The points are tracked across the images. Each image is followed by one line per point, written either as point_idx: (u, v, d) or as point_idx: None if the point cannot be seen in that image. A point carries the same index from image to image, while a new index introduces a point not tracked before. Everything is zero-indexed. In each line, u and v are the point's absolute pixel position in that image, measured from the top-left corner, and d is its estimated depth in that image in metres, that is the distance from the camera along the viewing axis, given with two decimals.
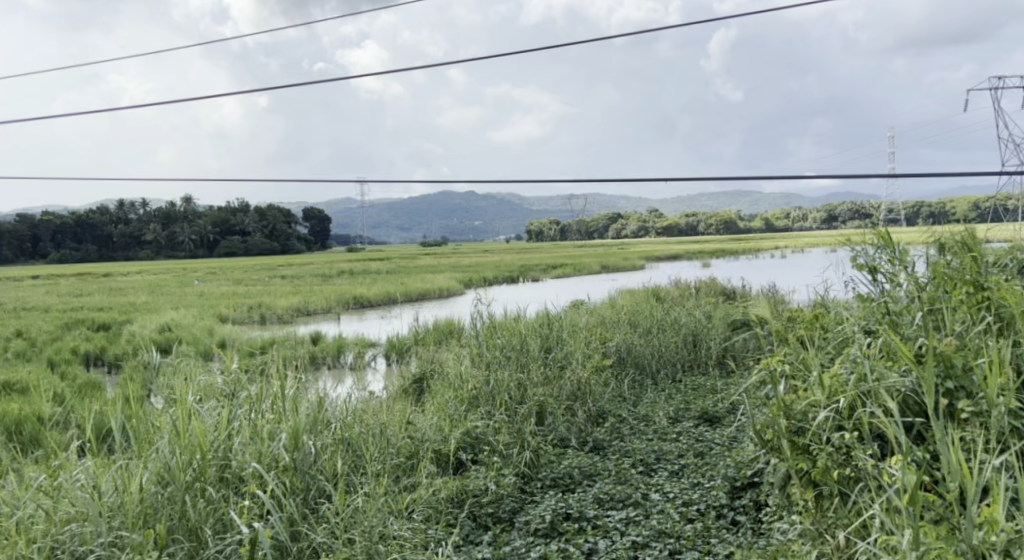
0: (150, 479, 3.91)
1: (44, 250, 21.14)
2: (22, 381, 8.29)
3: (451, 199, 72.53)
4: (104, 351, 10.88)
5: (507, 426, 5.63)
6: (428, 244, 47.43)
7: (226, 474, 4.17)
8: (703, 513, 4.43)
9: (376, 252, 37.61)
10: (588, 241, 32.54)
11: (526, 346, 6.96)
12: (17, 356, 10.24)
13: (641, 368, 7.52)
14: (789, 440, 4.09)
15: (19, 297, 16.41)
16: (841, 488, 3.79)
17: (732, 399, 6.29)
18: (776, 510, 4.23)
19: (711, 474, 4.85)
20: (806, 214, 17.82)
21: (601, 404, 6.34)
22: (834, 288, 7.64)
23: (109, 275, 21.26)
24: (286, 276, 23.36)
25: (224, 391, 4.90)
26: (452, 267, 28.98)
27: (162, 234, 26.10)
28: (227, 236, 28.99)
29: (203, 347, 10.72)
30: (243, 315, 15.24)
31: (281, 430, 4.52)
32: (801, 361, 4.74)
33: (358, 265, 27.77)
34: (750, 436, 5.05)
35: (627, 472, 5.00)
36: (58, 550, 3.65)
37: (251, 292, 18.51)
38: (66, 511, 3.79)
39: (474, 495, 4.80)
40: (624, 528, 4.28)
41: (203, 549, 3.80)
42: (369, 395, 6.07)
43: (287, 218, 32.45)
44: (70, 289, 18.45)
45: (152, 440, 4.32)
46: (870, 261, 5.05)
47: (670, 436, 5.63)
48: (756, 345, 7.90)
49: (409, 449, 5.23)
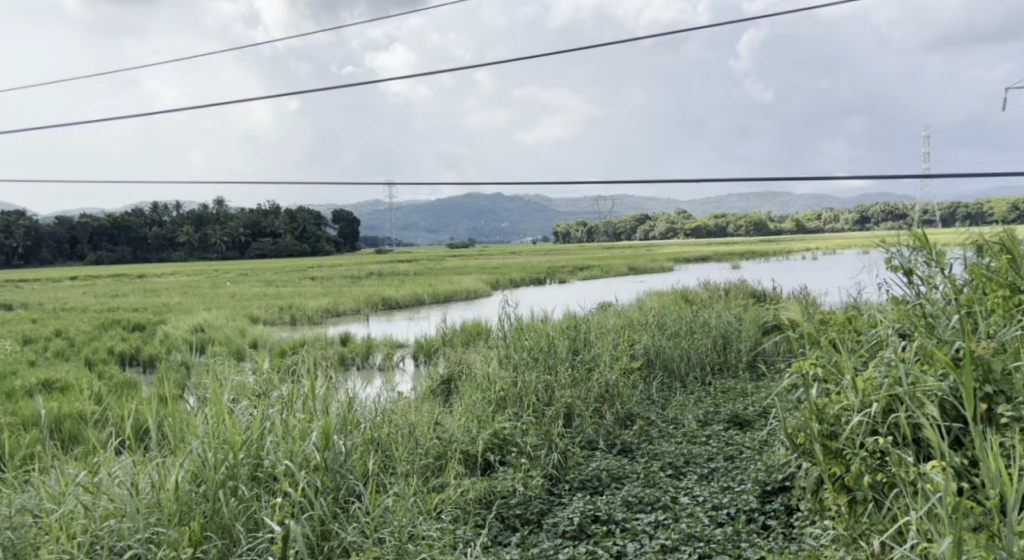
0: (185, 478, 3.98)
1: (81, 252, 22.73)
2: (61, 380, 8.51)
3: (479, 200, 72.62)
4: (139, 350, 11.11)
5: (535, 428, 5.63)
6: (455, 244, 47.89)
7: (258, 473, 4.22)
8: (733, 517, 4.40)
9: (404, 253, 37.95)
10: (615, 243, 32.52)
11: (554, 348, 6.96)
12: (56, 355, 10.52)
13: (670, 370, 7.46)
14: (822, 444, 4.04)
15: (59, 296, 16.95)
16: (875, 494, 3.74)
17: (763, 403, 6.23)
18: (809, 515, 4.17)
19: (741, 478, 4.82)
20: (838, 215, 17.59)
21: (629, 406, 6.32)
22: (868, 292, 7.56)
23: (144, 275, 21.80)
24: (316, 278, 23.65)
25: (257, 391, 4.99)
26: (478, 268, 29.17)
27: (194, 236, 26.27)
28: (258, 238, 28.44)
29: (235, 347, 10.91)
30: (274, 316, 15.48)
31: (312, 429, 4.58)
32: (834, 364, 4.66)
33: (386, 266, 28.09)
34: (782, 440, 5.01)
35: (656, 476, 4.98)
36: (96, 547, 3.73)
37: (282, 293, 18.87)
38: (105, 508, 3.87)
39: (503, 496, 4.82)
40: (653, 531, 4.26)
41: (236, 547, 3.85)
42: (398, 396, 6.12)
43: (317, 219, 32.61)
44: (108, 289, 18.97)
45: (187, 439, 4.40)
46: (905, 262, 4.95)
47: (699, 440, 5.59)
48: (787, 348, 7.83)
49: (437, 449, 5.26)
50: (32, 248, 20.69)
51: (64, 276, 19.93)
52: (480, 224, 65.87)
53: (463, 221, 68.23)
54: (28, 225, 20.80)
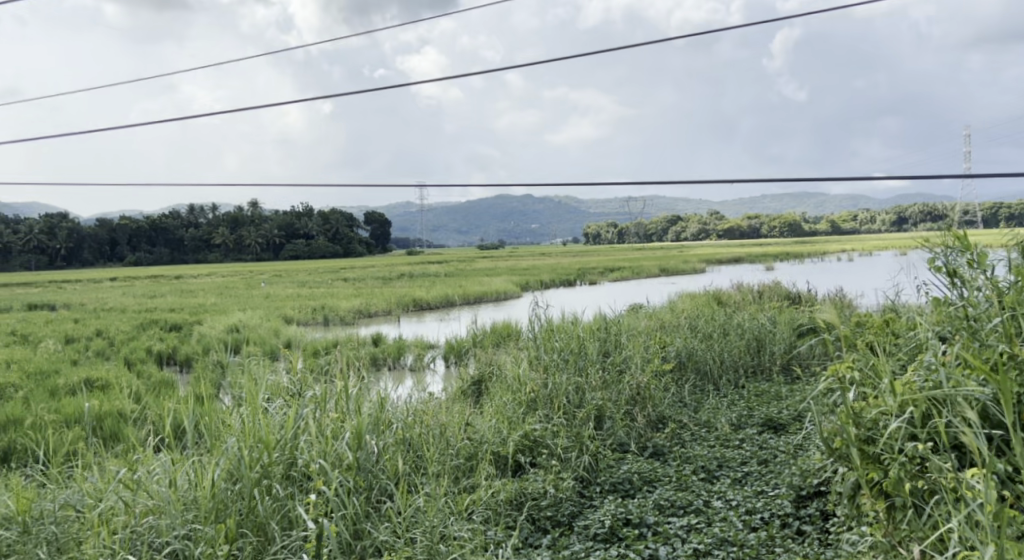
0: (221, 476, 4.05)
1: (121, 253, 23.58)
2: (102, 378, 8.73)
3: (509, 200, 72.41)
4: (176, 350, 11.31)
5: (566, 430, 5.61)
6: (485, 246, 47.91)
7: (292, 472, 4.27)
8: (767, 522, 4.34)
9: (435, 255, 38.16)
10: (647, 244, 32.26)
11: (584, 350, 6.92)
12: (97, 355, 10.76)
13: (702, 373, 7.38)
14: (858, 449, 3.98)
15: (99, 296, 17.42)
16: (915, 500, 3.67)
17: (798, 407, 6.13)
18: (845, 520, 4.10)
19: (776, 483, 4.75)
20: (874, 215, 17.21)
21: (661, 409, 6.26)
22: (907, 293, 7.41)
23: (181, 276, 22.26)
24: (348, 279, 23.88)
25: (292, 390, 5.05)
26: (509, 269, 29.22)
27: (230, 236, 26.19)
28: (292, 240, 28.37)
29: (270, 347, 11.07)
30: (307, 316, 15.70)
31: (345, 429, 4.62)
32: (872, 367, 4.58)
33: (417, 267, 28.20)
34: (817, 444, 4.91)
35: (689, 479, 4.93)
36: (136, 543, 3.80)
37: (315, 294, 19.14)
38: (145, 504, 3.97)
39: (533, 498, 4.82)
40: (686, 535, 4.22)
41: (270, 545, 3.90)
42: (428, 396, 6.13)
43: (349, 221, 32.63)
44: (146, 290, 19.44)
45: (223, 438, 4.46)
46: (949, 264, 4.83)
47: (733, 443, 5.54)
48: (823, 351, 7.70)
49: (469, 450, 5.28)
50: (74, 249, 22.02)
51: (104, 276, 20.50)
52: (510, 226, 65.83)
53: (494, 221, 68.25)
54: (72, 228, 21.95)
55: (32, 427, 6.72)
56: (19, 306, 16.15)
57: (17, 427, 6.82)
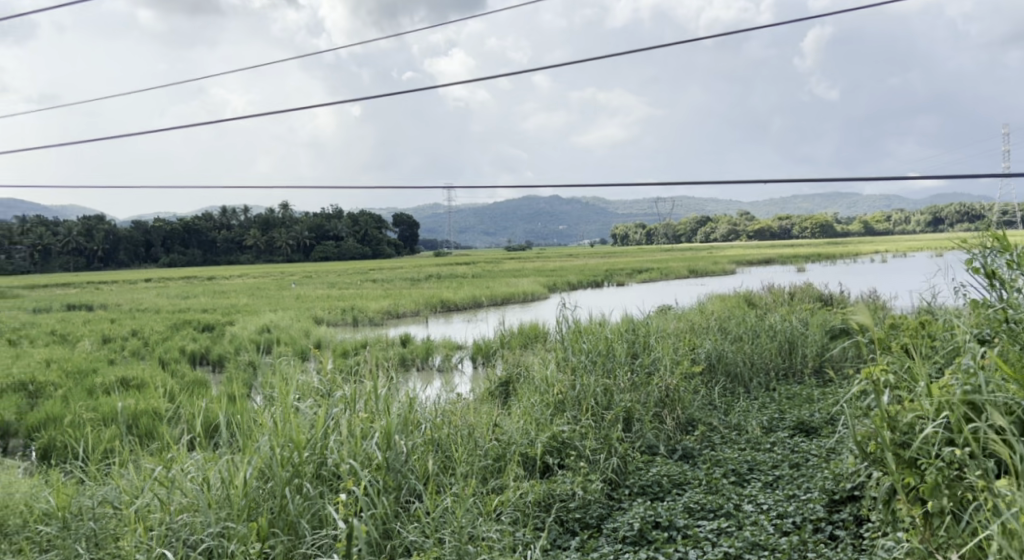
0: (253, 474, 4.11)
1: (155, 254, 24.81)
2: (138, 377, 8.91)
3: (537, 201, 71.88)
4: (209, 350, 11.47)
5: (594, 432, 5.60)
6: (512, 247, 47.79)
7: (322, 471, 4.30)
8: (799, 526, 4.29)
9: (463, 256, 38.33)
10: (676, 246, 31.95)
11: (613, 352, 6.87)
12: (132, 354, 10.98)
13: (732, 376, 7.29)
14: (893, 453, 3.90)
15: (135, 297, 17.82)
16: (953, 506, 3.59)
17: (831, 410, 6.03)
18: (880, 526, 4.02)
19: (808, 487, 4.69)
20: (909, 215, 16.87)
21: (690, 411, 6.21)
22: (943, 296, 7.25)
23: (213, 277, 22.61)
24: (377, 280, 24.04)
25: (321, 390, 5.09)
26: (536, 271, 29.24)
27: (261, 238, 26.75)
28: (323, 241, 27.63)
29: (300, 348, 11.20)
30: (337, 317, 15.86)
31: (374, 429, 4.65)
32: (908, 371, 4.49)
33: (445, 269, 28.27)
34: (850, 448, 4.83)
35: (719, 482, 4.88)
36: (171, 538, 3.88)
37: (344, 294, 19.31)
38: (180, 502, 4.04)
39: (562, 499, 4.81)
40: (716, 539, 4.18)
41: (300, 543, 3.94)
42: (456, 396, 6.15)
43: (378, 222, 31.08)
44: (180, 290, 19.78)
45: (255, 437, 4.52)
46: (987, 265, 4.72)
47: (764, 446, 5.47)
48: (856, 353, 7.57)
49: (497, 451, 5.29)
50: (110, 251, 23.90)
51: (140, 278, 20.96)
52: (537, 227, 65.68)
53: (521, 222, 68.09)
54: (108, 230, 24.39)
55: (71, 425, 6.86)
56: (57, 306, 16.55)
57: (57, 425, 6.99)
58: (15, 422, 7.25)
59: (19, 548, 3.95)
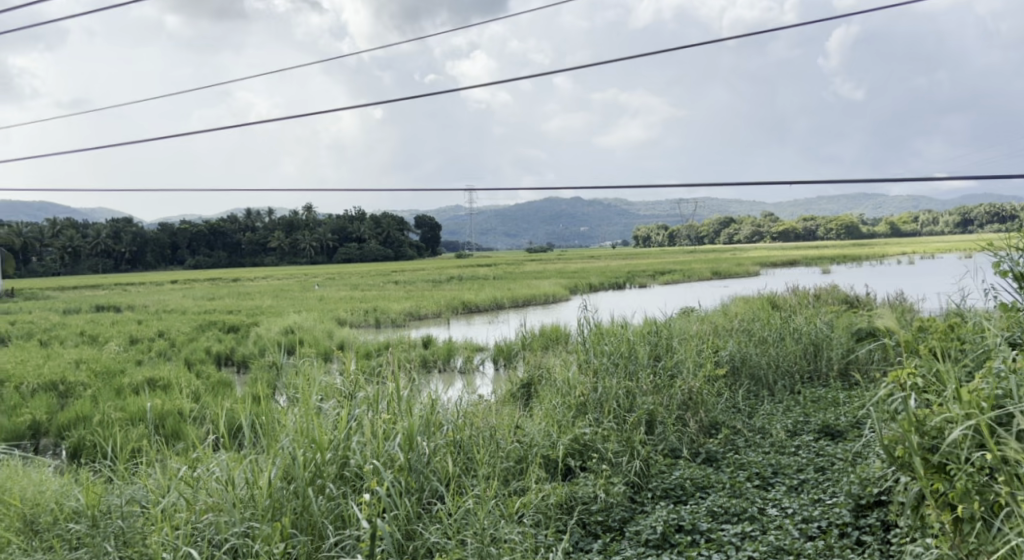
0: (278, 475, 4.15)
1: (181, 256, 25.03)
2: (164, 378, 9.02)
3: (558, 203, 71.64)
4: (234, 351, 11.60)
5: (616, 434, 5.57)
6: (533, 249, 47.68)
7: (345, 472, 4.33)
8: (824, 531, 4.24)
9: (484, 258, 38.39)
10: (699, 247, 31.70)
11: (635, 354, 6.84)
12: (159, 355, 11.16)
13: (756, 378, 7.23)
14: (922, 458, 3.84)
15: (161, 298, 18.11)
16: (984, 512, 3.53)
17: (857, 413, 5.95)
18: (908, 532, 3.95)
19: (834, 491, 4.63)
20: (938, 216, 16.58)
21: (713, 414, 6.16)
22: (973, 298, 7.11)
23: (238, 279, 22.88)
24: (399, 281, 24.15)
25: (344, 390, 5.12)
26: (558, 272, 29.19)
27: (285, 241, 26.55)
28: (346, 243, 27.82)
29: (323, 349, 11.31)
30: (359, 319, 15.96)
31: (396, 430, 4.66)
32: (936, 375, 4.42)
33: (466, 271, 28.32)
34: (878, 453, 4.76)
35: (743, 486, 4.83)
36: (197, 538, 3.92)
37: (367, 296, 19.40)
38: (205, 502, 4.09)
39: (584, 502, 4.80)
40: (739, 543, 4.14)
41: (323, 542, 3.97)
42: (478, 398, 6.14)
43: (400, 224, 31.08)
44: (205, 292, 20.05)
45: (279, 437, 4.55)
46: (1017, 266, 4.65)
47: (788, 450, 5.41)
48: (883, 356, 7.46)
49: (518, 453, 5.29)
50: (137, 253, 24.51)
51: (166, 280, 21.35)
52: (558, 229, 65.54)
53: (542, 223, 67.99)
54: (136, 233, 25.13)
55: (100, 425, 6.97)
56: (86, 307, 16.81)
57: (86, 425, 7.10)
58: (46, 422, 7.38)
59: (49, 545, 4.01)
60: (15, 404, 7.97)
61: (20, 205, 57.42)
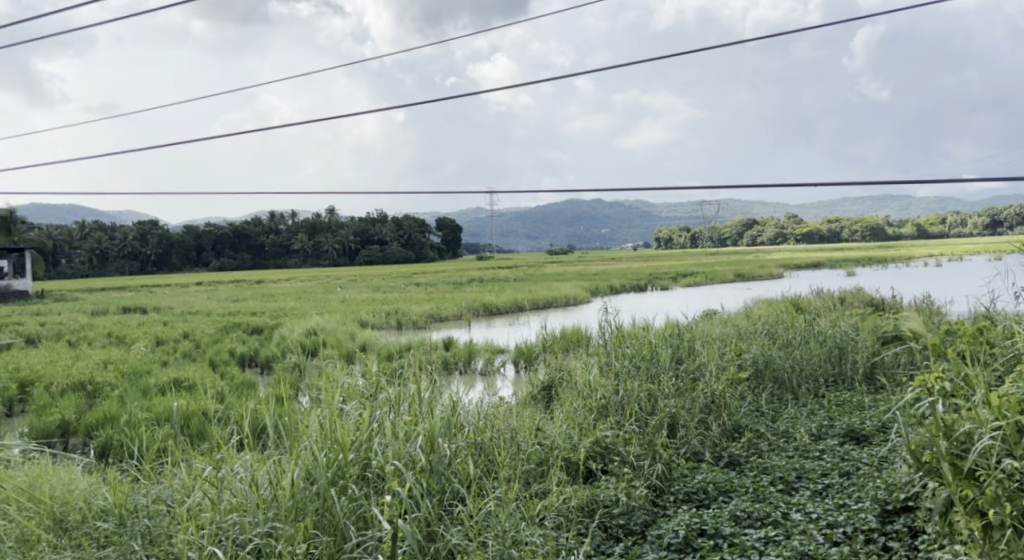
0: (300, 475, 4.18)
1: (205, 259, 25.69)
2: (188, 379, 9.12)
3: (579, 203, 71.28)
4: (257, 352, 11.72)
5: (638, 438, 5.54)
6: (554, 251, 47.60)
7: (367, 473, 4.34)
8: (850, 537, 4.18)
9: (505, 259, 38.49)
10: (721, 250, 31.43)
11: (657, 357, 6.81)
12: (184, 355, 11.32)
13: (780, 382, 7.15)
14: (950, 463, 3.77)
15: (187, 300, 18.39)
16: (1014, 519, 3.46)
17: (883, 417, 5.87)
18: (936, 538, 3.88)
19: (859, 496, 4.57)
20: (967, 218, 16.29)
21: (736, 417, 6.10)
22: (1003, 300, 6.98)
23: (262, 281, 23.10)
24: (420, 283, 24.25)
25: (366, 392, 5.13)
26: (578, 275, 29.13)
27: (307, 244, 28.18)
28: (369, 245, 28.11)
29: (346, 351, 11.39)
30: (381, 321, 16.03)
31: (417, 432, 4.67)
32: (965, 379, 4.35)
33: (488, 273, 28.35)
34: (904, 457, 4.69)
35: (766, 490, 4.79)
36: (221, 537, 3.96)
37: (389, 297, 19.49)
38: (229, 502, 4.15)
39: (605, 505, 4.78)
40: (763, 548, 4.10)
41: (346, 544, 3.98)
42: (499, 400, 6.14)
43: (422, 226, 31.20)
44: (230, 293, 20.31)
45: (301, 438, 4.59)
46: None
47: (813, 454, 5.35)
48: (909, 360, 7.34)
49: (539, 456, 5.28)
50: (164, 255, 25.02)
51: (191, 283, 21.68)
52: (579, 231, 65.41)
53: (563, 226, 67.91)
54: (162, 235, 25.46)
55: (127, 425, 7.08)
56: (113, 309, 17.12)
57: (114, 424, 7.21)
58: (75, 421, 7.51)
59: (78, 543, 4.08)
60: (45, 403, 8.12)
61: (51, 209, 59.04)
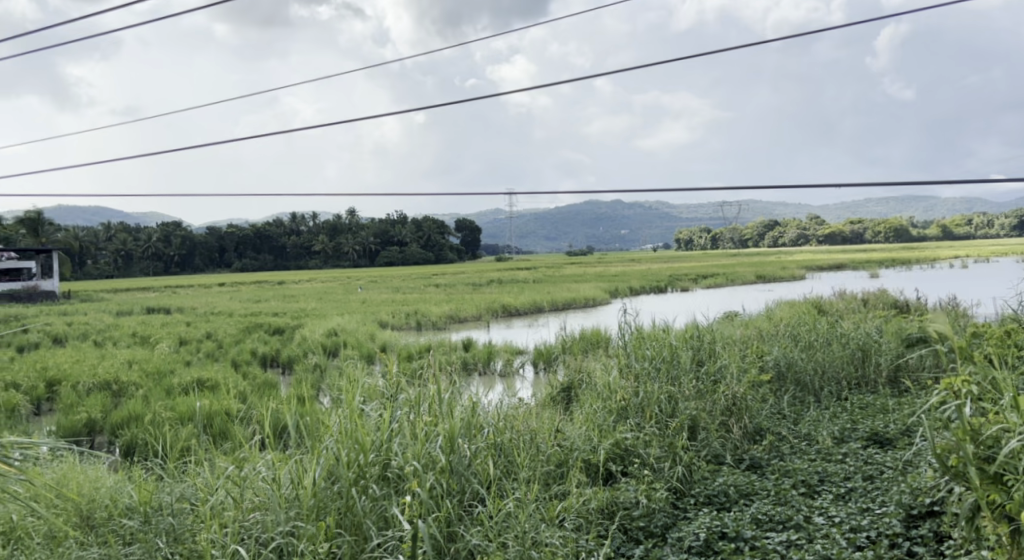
0: (321, 475, 4.21)
1: (227, 259, 26.37)
2: (211, 379, 9.22)
3: (598, 204, 71.04)
4: (279, 353, 11.82)
5: (658, 440, 5.51)
6: (574, 252, 47.53)
7: (387, 473, 4.35)
8: (874, 541, 4.13)
9: (524, 260, 38.45)
10: (742, 251, 31.20)
11: (677, 359, 6.77)
12: (207, 355, 11.45)
13: (803, 385, 7.08)
14: (977, 467, 3.71)
15: (211, 301, 18.59)
16: None
17: (906, 421, 5.79)
18: (962, 544, 3.83)
19: (883, 501, 4.51)
20: (993, 218, 16.03)
21: (757, 420, 6.05)
22: None
23: (283, 282, 23.30)
24: (439, 285, 24.33)
25: (386, 392, 5.14)
26: (598, 276, 29.05)
27: (328, 244, 28.72)
28: (388, 247, 29.36)
29: (366, 351, 11.45)
30: (401, 321, 16.08)
31: (437, 432, 4.68)
32: (992, 383, 4.28)
33: (507, 274, 28.40)
34: (929, 462, 4.63)
35: (788, 493, 4.75)
36: (244, 536, 4.00)
37: (409, 298, 19.58)
38: (251, 501, 4.20)
39: (625, 507, 4.77)
40: (784, 551, 4.07)
41: (366, 544, 4.00)
42: (518, 401, 6.14)
43: (440, 227, 31.32)
44: (252, 294, 20.49)
45: (322, 438, 4.63)
46: None
47: (836, 457, 5.29)
48: (934, 362, 7.25)
49: (559, 457, 5.28)
50: (187, 255, 25.26)
51: (212, 284, 21.95)
52: (599, 232, 65.24)
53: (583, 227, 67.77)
54: (186, 236, 25.68)
55: (151, 424, 7.17)
56: (138, 309, 17.36)
57: (138, 424, 7.30)
58: (101, 420, 7.62)
59: (104, 540, 4.14)
60: (71, 403, 8.24)
61: (76, 210, 60.09)
